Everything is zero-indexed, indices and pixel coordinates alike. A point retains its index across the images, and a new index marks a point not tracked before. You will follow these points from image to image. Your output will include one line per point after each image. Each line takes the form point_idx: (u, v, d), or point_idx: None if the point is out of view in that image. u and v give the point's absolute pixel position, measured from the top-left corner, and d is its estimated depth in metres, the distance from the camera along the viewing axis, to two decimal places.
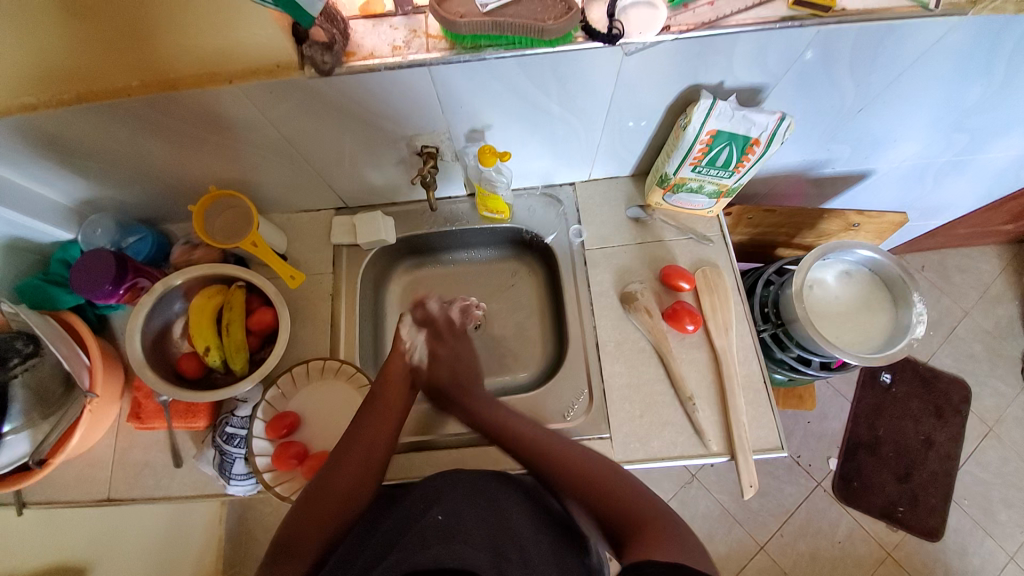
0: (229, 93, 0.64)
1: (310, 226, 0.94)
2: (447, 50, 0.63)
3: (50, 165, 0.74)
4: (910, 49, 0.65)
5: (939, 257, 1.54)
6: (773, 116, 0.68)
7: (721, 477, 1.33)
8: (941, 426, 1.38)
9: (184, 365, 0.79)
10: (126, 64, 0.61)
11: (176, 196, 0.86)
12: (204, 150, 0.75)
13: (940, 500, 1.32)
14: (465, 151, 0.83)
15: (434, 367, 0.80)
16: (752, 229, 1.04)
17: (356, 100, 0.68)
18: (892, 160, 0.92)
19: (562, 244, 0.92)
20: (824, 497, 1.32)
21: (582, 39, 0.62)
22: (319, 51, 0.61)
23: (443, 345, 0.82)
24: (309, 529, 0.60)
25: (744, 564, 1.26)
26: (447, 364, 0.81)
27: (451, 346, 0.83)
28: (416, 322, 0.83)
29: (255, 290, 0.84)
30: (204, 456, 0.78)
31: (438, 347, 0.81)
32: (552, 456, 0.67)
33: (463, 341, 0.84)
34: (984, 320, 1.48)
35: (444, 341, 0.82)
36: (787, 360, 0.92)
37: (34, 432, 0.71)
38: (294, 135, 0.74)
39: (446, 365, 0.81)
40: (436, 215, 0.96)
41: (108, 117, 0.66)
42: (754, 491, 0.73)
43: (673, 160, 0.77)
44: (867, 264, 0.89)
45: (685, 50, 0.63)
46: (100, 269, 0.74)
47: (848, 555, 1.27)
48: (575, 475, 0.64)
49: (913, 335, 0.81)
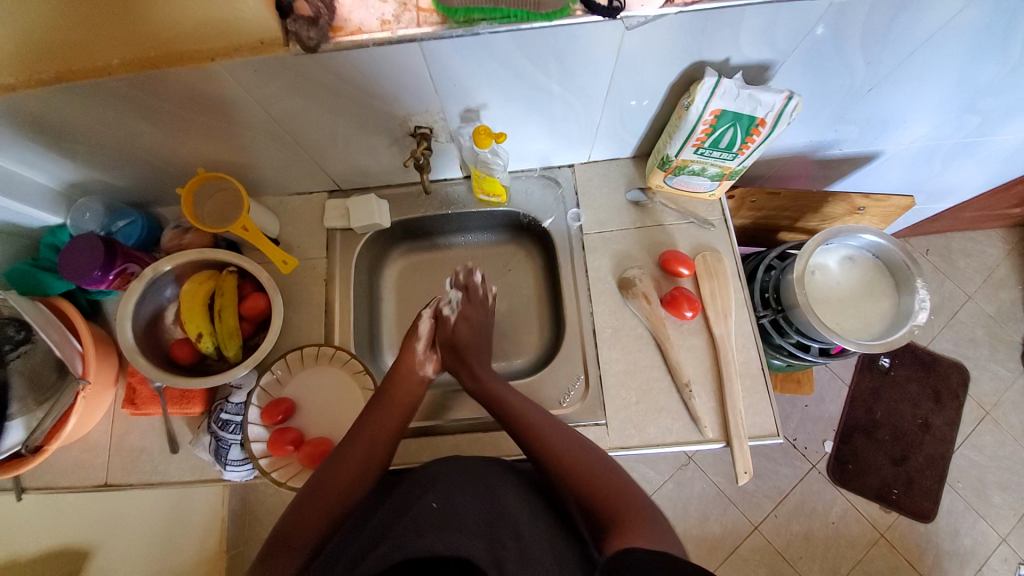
0: (213, 72, 0.61)
1: (302, 210, 0.92)
2: (439, 25, 0.60)
3: (35, 148, 0.72)
4: (926, 25, 0.62)
5: (943, 240, 1.52)
6: (779, 95, 0.65)
7: (717, 459, 1.33)
8: (939, 410, 1.38)
9: (176, 351, 0.78)
10: (105, 40, 0.58)
11: (166, 178, 0.84)
12: (193, 131, 0.73)
13: (935, 482, 1.32)
14: (460, 132, 0.80)
15: (461, 323, 0.81)
16: (755, 213, 1.02)
17: (347, 78, 0.66)
18: (901, 142, 0.90)
19: (559, 227, 0.90)
20: (819, 480, 1.32)
21: (580, 13, 0.59)
22: (304, 27, 0.57)
23: (474, 310, 0.83)
24: (307, 519, 0.60)
25: (737, 543, 1.28)
26: (473, 326, 0.81)
27: (479, 314, 0.83)
28: (457, 283, 0.84)
29: (247, 276, 0.83)
30: (200, 442, 0.77)
31: (470, 311, 0.82)
32: (605, 496, 0.59)
33: (490, 321, 0.84)
34: (987, 304, 1.46)
35: (476, 305, 0.83)
36: (786, 346, 0.91)
37: (28, 418, 0.70)
38: (283, 116, 0.72)
39: (469, 331, 0.81)
40: (430, 199, 0.94)
41: (91, 97, 0.63)
42: (749, 477, 0.73)
43: (674, 141, 0.74)
44: (871, 249, 0.88)
45: (689, 24, 0.60)
46: (88, 254, 0.72)
47: (841, 535, 1.28)
48: (594, 499, 0.59)
49: (915, 321, 0.79)
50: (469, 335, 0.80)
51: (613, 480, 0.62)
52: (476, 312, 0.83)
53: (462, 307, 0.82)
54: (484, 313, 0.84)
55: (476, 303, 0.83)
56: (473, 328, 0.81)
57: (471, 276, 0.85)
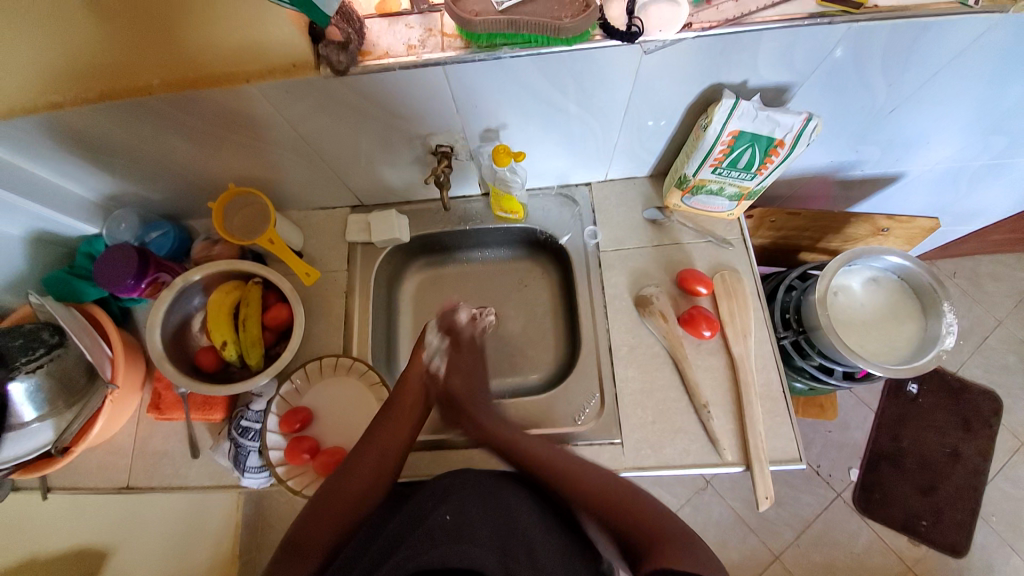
0: (247, 92, 0.64)
1: (325, 224, 0.94)
2: (462, 49, 0.62)
3: (78, 162, 0.76)
4: (949, 47, 0.62)
5: (972, 263, 1.48)
6: (800, 116, 0.65)
7: (736, 484, 1.30)
8: (970, 439, 1.33)
9: (201, 358, 0.80)
10: (149, 61, 0.61)
11: (198, 192, 0.87)
12: (225, 148, 0.76)
13: (966, 515, 1.27)
14: (479, 151, 0.82)
15: (452, 374, 0.79)
16: (774, 232, 1.01)
17: (372, 99, 0.68)
18: (925, 163, 0.88)
19: (576, 244, 0.91)
20: (843, 509, 1.28)
21: (600, 38, 0.60)
22: (334, 51, 0.60)
23: (462, 356, 0.82)
24: (317, 527, 0.60)
25: (757, 573, 1.24)
26: (463, 373, 0.80)
27: (468, 359, 0.82)
28: (441, 328, 0.84)
29: (271, 287, 0.85)
30: (220, 448, 0.79)
31: (458, 356, 0.81)
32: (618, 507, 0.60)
33: (479, 357, 0.84)
34: (1019, 330, 1.41)
35: (463, 351, 0.82)
36: (808, 368, 0.89)
37: (57, 419, 0.72)
38: (311, 135, 0.75)
39: (461, 377, 0.80)
40: (449, 215, 0.95)
41: (131, 114, 0.66)
42: (769, 503, 0.71)
43: (692, 161, 0.75)
44: (895, 271, 0.86)
45: (708, 48, 0.61)
46: (123, 262, 0.75)
47: (866, 568, 1.23)
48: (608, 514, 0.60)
49: (943, 346, 0.77)
50: (463, 385, 0.79)
51: (628, 493, 0.62)
52: (466, 358, 0.82)
53: (449, 355, 0.81)
54: (471, 354, 0.83)
55: (463, 347, 0.83)
56: (465, 375, 0.80)
57: (455, 315, 0.85)
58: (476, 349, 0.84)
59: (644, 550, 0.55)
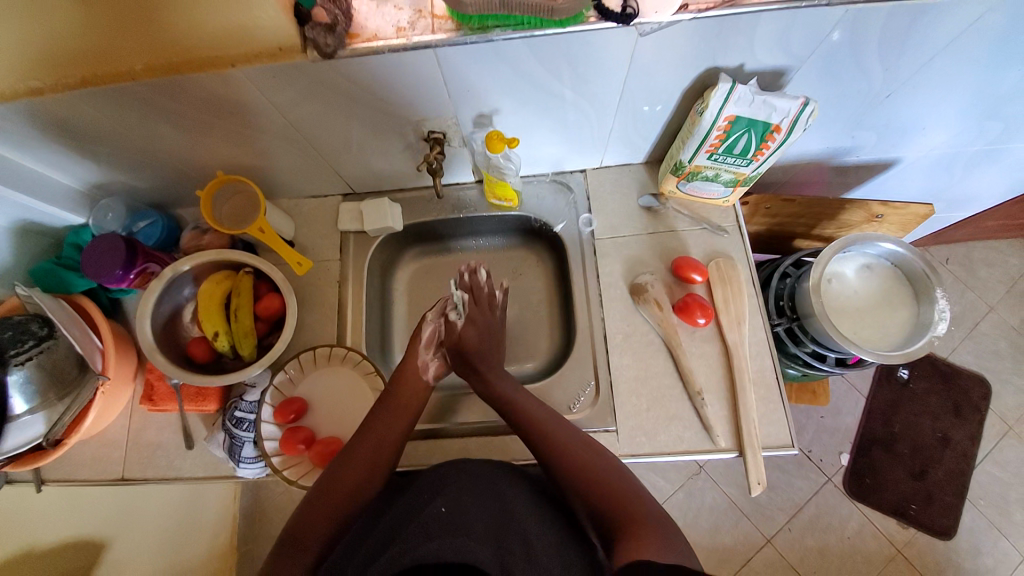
0: (233, 77, 0.62)
1: (317, 212, 0.93)
2: (454, 31, 0.61)
3: (61, 149, 0.74)
4: (944, 31, 0.61)
5: (964, 250, 1.49)
6: (796, 101, 0.64)
7: (729, 469, 1.31)
8: (960, 424, 1.35)
9: (193, 349, 0.79)
10: (129, 46, 0.59)
11: (186, 180, 0.86)
12: (213, 135, 0.75)
13: (954, 498, 1.29)
14: (472, 137, 0.81)
15: (467, 327, 0.78)
16: (769, 219, 1.01)
17: (361, 83, 0.66)
18: (921, 149, 0.88)
19: (571, 232, 0.90)
20: (834, 493, 1.30)
21: (594, 19, 0.59)
22: (322, 33, 0.59)
23: (480, 311, 0.80)
24: (313, 518, 0.60)
25: (749, 556, 1.26)
26: (480, 330, 0.79)
27: (487, 315, 0.80)
28: (462, 285, 0.81)
29: (262, 276, 0.84)
30: (215, 439, 0.79)
31: (475, 313, 0.79)
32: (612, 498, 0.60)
33: (497, 317, 0.82)
34: (1010, 316, 1.42)
35: (482, 308, 0.80)
36: (801, 355, 0.89)
37: (50, 411, 0.70)
38: (300, 121, 0.73)
39: (477, 334, 0.78)
40: (443, 203, 0.94)
41: (114, 100, 0.65)
42: (762, 488, 0.72)
43: (688, 147, 0.74)
44: (889, 258, 0.86)
45: (704, 31, 0.60)
46: (110, 253, 0.74)
47: (856, 551, 1.25)
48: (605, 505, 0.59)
49: (934, 333, 0.78)
50: (478, 340, 0.78)
51: (625, 485, 0.62)
52: (484, 314, 0.80)
53: (468, 311, 0.80)
54: (492, 312, 0.81)
55: (483, 303, 0.80)
56: (481, 331, 0.79)
57: (476, 274, 0.81)
58: (496, 308, 0.82)
59: (633, 541, 0.55)
